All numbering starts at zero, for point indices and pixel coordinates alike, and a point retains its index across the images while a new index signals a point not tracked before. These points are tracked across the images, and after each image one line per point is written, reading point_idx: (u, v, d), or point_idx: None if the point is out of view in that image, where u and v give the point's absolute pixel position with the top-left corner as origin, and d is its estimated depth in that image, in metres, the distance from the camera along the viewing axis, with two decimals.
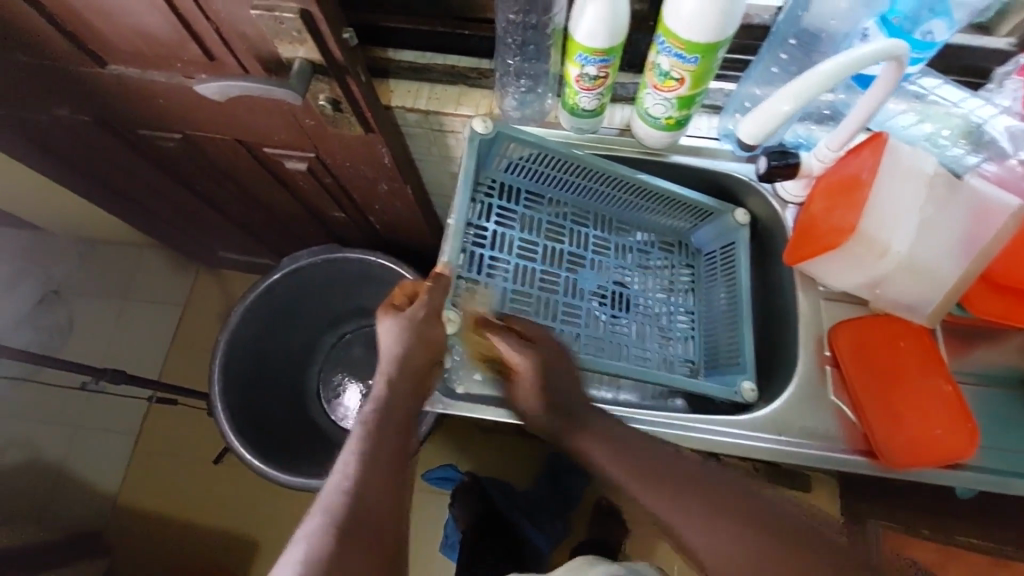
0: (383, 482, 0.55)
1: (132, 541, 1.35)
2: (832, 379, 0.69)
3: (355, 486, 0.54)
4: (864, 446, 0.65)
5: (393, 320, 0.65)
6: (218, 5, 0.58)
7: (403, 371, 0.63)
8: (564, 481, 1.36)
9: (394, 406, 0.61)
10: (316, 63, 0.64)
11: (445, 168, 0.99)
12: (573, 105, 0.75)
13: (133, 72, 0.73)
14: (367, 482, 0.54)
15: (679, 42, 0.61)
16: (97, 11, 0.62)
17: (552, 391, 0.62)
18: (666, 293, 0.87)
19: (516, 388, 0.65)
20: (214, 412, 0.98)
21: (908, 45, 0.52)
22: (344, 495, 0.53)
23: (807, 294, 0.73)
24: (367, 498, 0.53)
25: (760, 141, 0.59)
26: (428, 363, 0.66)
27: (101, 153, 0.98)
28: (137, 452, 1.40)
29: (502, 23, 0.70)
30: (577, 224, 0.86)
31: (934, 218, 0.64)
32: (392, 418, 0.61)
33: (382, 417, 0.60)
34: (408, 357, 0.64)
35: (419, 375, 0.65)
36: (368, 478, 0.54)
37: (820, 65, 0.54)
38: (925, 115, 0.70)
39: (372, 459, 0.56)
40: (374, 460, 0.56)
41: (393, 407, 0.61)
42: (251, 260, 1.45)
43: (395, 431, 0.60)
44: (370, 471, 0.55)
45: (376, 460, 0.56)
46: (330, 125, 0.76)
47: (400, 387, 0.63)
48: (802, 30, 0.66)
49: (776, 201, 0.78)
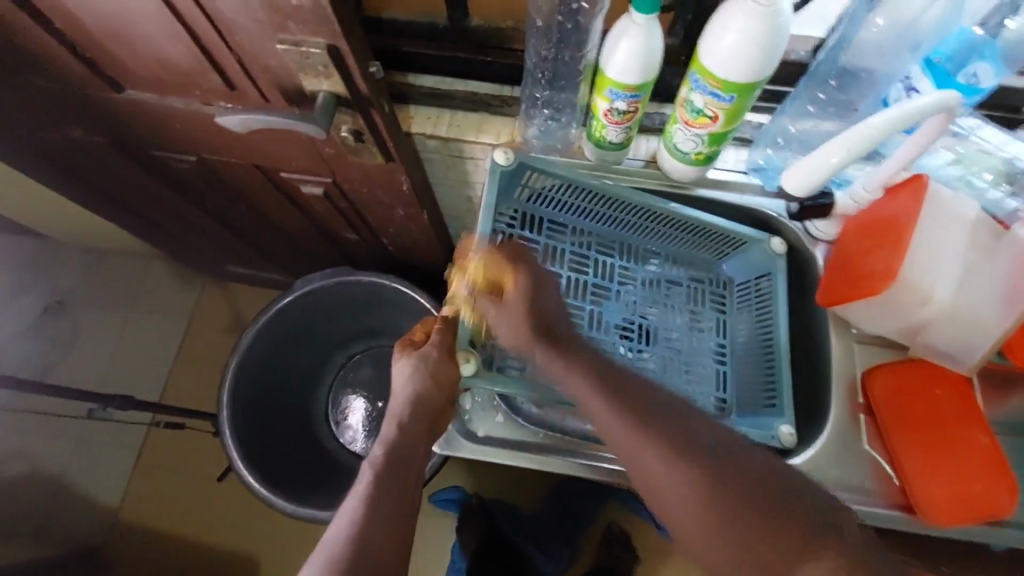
0: (394, 536, 0.53)
1: (129, 562, 1.32)
2: (866, 428, 0.67)
3: (359, 533, 0.52)
4: (901, 500, 0.63)
5: (407, 359, 0.66)
6: (242, 38, 0.56)
7: (415, 412, 0.63)
8: (575, 507, 1.31)
9: (404, 449, 0.60)
10: (341, 96, 0.62)
11: (462, 192, 0.97)
12: (600, 138, 0.73)
13: (150, 97, 0.71)
14: (374, 530, 0.52)
15: (715, 81, 0.59)
16: (118, 41, 0.61)
17: (538, 307, 0.62)
18: (692, 327, 0.84)
19: (499, 313, 0.64)
20: (222, 438, 0.95)
21: (960, 96, 0.52)
22: (349, 544, 0.51)
23: (840, 336, 0.70)
24: (372, 548, 0.51)
25: (813, 187, 0.61)
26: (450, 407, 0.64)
27: (113, 171, 0.96)
28: (140, 469, 1.37)
29: (533, 58, 0.68)
30: (602, 253, 0.85)
31: (972, 265, 0.63)
32: (401, 463, 0.59)
33: (394, 465, 0.58)
34: (425, 395, 0.63)
35: (432, 417, 0.64)
36: (375, 526, 0.53)
37: (871, 117, 0.54)
38: (963, 156, 0.67)
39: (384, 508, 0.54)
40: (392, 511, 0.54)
41: (401, 451, 0.60)
42: (258, 275, 1.43)
43: (404, 478, 0.58)
44: (375, 519, 0.53)
45: (381, 504, 0.54)
46: (351, 154, 0.74)
47: (413, 429, 0.62)
48: (841, 71, 0.65)
49: (807, 237, 0.76)
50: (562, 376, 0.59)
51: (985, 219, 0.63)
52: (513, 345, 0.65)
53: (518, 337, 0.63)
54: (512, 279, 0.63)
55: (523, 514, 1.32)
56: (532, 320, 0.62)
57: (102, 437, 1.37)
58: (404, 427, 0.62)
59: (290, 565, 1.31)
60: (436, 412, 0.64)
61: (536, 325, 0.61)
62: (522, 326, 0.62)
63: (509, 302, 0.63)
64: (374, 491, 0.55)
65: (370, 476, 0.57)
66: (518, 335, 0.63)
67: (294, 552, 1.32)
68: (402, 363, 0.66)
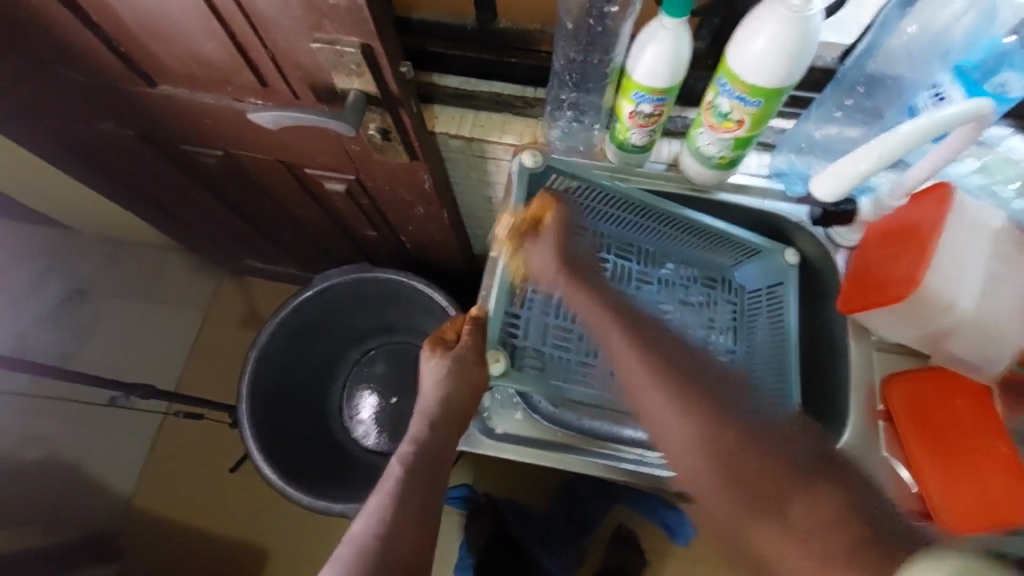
0: (416, 534, 0.55)
1: (144, 549, 1.34)
2: (885, 434, 0.67)
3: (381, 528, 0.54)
4: (918, 508, 0.63)
5: (439, 358, 0.66)
6: (278, 37, 0.57)
7: (438, 420, 0.64)
8: (582, 506, 1.31)
9: (430, 448, 0.62)
10: (371, 95, 0.63)
11: (481, 192, 0.98)
12: (623, 141, 0.74)
13: (182, 92, 0.73)
14: (396, 531, 0.54)
15: (743, 86, 0.60)
16: (157, 37, 0.62)
17: (567, 241, 0.68)
18: (707, 331, 0.84)
19: (535, 245, 0.69)
20: (241, 430, 0.98)
21: (992, 105, 0.51)
22: (374, 543, 0.53)
23: (860, 342, 0.70)
24: (395, 547, 0.54)
25: (839, 195, 0.59)
26: (470, 403, 0.65)
27: (140, 163, 0.98)
28: (155, 457, 1.39)
29: (560, 61, 0.69)
30: (620, 257, 0.85)
31: (999, 274, 0.62)
32: (428, 463, 0.61)
33: (423, 468, 0.60)
34: (452, 397, 0.65)
35: (460, 416, 0.66)
36: (399, 527, 0.55)
37: (900, 125, 0.53)
38: (987, 165, 0.67)
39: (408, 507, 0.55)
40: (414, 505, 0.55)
41: (429, 451, 0.62)
42: (275, 269, 1.44)
43: (431, 476, 0.60)
44: (398, 522, 0.55)
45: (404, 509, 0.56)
46: (376, 151, 0.75)
47: (438, 429, 0.64)
48: (869, 77, 0.65)
49: (829, 244, 0.75)
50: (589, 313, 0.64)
51: (1010, 229, 0.63)
52: (545, 278, 0.69)
53: (551, 264, 0.68)
54: (551, 213, 0.69)
55: (532, 513, 1.33)
56: (562, 252, 0.67)
57: (120, 425, 1.39)
58: (433, 426, 0.64)
59: (301, 558, 1.32)
60: (458, 410, 0.65)
61: (568, 258, 0.67)
62: (554, 257, 0.67)
63: (545, 236, 0.68)
64: (399, 492, 0.57)
65: (397, 475, 0.59)
66: (552, 265, 0.68)
67: (304, 546, 1.33)
68: (436, 359, 0.67)
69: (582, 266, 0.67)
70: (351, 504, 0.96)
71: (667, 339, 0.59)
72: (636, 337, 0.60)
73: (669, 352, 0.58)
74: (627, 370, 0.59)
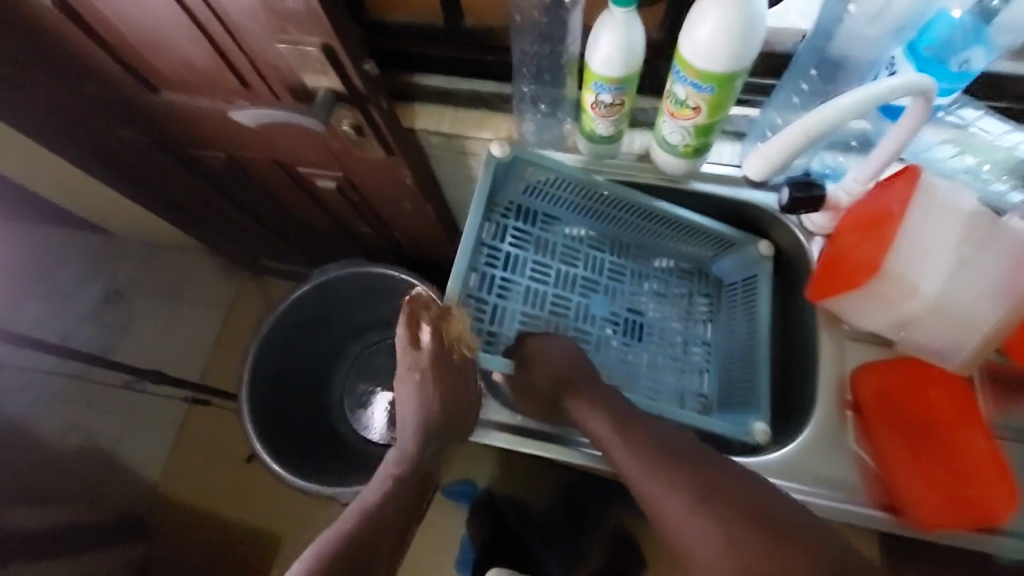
0: (395, 516, 0.64)
1: (165, 531, 1.41)
2: (853, 426, 0.65)
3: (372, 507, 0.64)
4: (884, 500, 0.61)
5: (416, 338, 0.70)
6: (249, 40, 0.62)
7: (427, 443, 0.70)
8: (582, 508, 1.27)
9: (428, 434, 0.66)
10: (339, 93, 0.68)
11: (467, 187, 1.01)
12: (591, 131, 0.75)
13: (177, 96, 0.79)
14: (371, 528, 0.61)
15: (693, 71, 0.60)
16: (149, 46, 0.69)
17: (605, 393, 0.66)
18: (682, 323, 0.85)
19: (546, 356, 0.70)
20: (240, 416, 1.02)
21: (935, 80, 0.51)
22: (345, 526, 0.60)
23: (831, 333, 0.69)
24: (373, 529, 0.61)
25: (774, 173, 0.57)
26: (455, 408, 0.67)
27: (154, 166, 1.06)
28: (176, 448, 1.45)
29: (518, 53, 0.72)
30: (594, 249, 0.86)
31: (968, 260, 0.60)
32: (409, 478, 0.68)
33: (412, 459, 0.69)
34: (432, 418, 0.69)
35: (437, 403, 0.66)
36: (381, 508, 0.64)
37: (841, 96, 0.52)
38: (966, 147, 0.65)
39: (382, 507, 0.64)
40: (382, 508, 0.64)
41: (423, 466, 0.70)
42: (290, 269, 1.52)
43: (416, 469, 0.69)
44: (381, 528, 0.62)
45: (381, 514, 0.63)
46: (355, 148, 0.79)
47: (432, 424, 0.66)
48: (824, 60, 0.65)
49: (801, 232, 0.75)
50: (637, 475, 0.58)
51: (984, 212, 0.60)
52: (591, 431, 0.64)
53: (591, 415, 0.64)
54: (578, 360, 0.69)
55: (529, 510, 1.28)
56: (606, 406, 0.64)
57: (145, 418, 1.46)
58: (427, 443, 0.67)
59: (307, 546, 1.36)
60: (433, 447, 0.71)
61: (607, 413, 0.64)
62: (605, 415, 0.63)
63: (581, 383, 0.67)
64: (380, 496, 0.65)
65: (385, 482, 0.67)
66: (594, 410, 0.65)
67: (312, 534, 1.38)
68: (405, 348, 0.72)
69: (621, 413, 0.64)
70: (338, 488, 0.98)
71: (736, 494, 0.54)
72: (691, 498, 0.54)
73: (726, 513, 0.53)
74: (677, 531, 0.54)
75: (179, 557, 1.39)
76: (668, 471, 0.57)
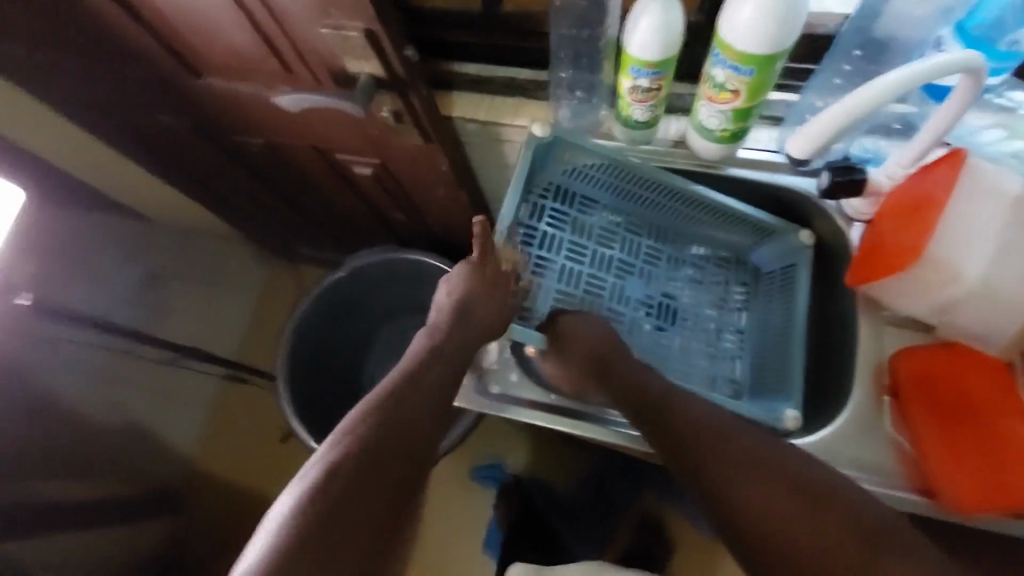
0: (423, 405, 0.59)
1: (202, 506, 1.47)
2: (890, 410, 0.65)
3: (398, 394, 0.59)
4: (920, 484, 0.62)
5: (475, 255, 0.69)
6: (296, 26, 0.64)
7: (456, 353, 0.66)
8: (608, 492, 1.28)
9: None
10: (380, 77, 0.69)
11: (500, 174, 1.02)
12: (627, 117, 0.75)
13: (223, 82, 0.82)
14: (396, 413, 0.56)
15: (734, 54, 0.60)
16: (199, 32, 0.71)
17: (640, 376, 0.67)
18: (717, 309, 0.86)
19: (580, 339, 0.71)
20: (278, 394, 1.06)
21: (985, 56, 0.50)
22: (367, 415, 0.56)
23: (870, 319, 0.69)
24: (397, 417, 0.56)
25: (815, 154, 0.57)
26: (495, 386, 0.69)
27: (198, 153, 1.10)
28: (215, 423, 1.52)
29: (556, 38, 0.73)
30: (631, 233, 0.86)
31: (1016, 244, 0.59)
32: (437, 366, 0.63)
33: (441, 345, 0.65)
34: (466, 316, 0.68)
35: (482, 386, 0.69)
36: (406, 399, 0.58)
37: (886, 74, 0.52)
38: (1015, 131, 0.64)
39: (408, 395, 0.59)
40: (405, 398, 0.58)
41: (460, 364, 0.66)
42: (322, 256, 1.56)
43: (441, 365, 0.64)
44: (405, 420, 0.56)
45: (408, 403, 0.58)
46: (393, 134, 0.81)
47: None
48: (868, 41, 0.64)
49: (841, 218, 0.75)
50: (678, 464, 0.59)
51: None
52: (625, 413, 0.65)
53: (626, 397, 0.65)
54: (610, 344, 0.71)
55: (555, 495, 1.29)
56: (641, 388, 0.65)
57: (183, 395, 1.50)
58: None
59: None
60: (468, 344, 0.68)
61: (642, 397, 0.64)
62: (639, 397, 0.64)
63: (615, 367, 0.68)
64: (405, 386, 0.59)
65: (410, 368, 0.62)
66: (630, 391, 0.65)
67: None
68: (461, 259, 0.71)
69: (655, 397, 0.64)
70: None
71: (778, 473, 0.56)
72: (737, 482, 0.56)
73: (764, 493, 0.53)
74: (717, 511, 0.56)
75: (217, 529, 1.45)
76: (705, 453, 0.58)
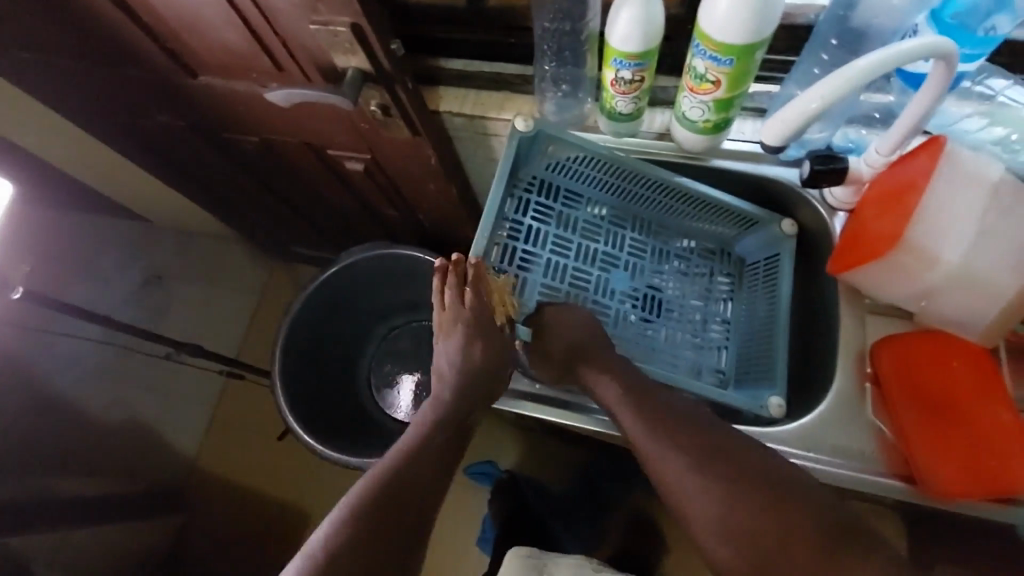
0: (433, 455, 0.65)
1: (202, 503, 1.48)
2: (871, 398, 0.65)
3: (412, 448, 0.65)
4: (902, 470, 0.61)
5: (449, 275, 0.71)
6: (283, 21, 0.66)
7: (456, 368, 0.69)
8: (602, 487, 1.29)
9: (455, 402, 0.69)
10: (367, 72, 0.70)
11: (490, 169, 1.03)
12: (611, 109, 0.76)
13: (215, 80, 0.83)
14: (409, 467, 0.62)
15: (713, 45, 0.61)
16: (190, 30, 0.73)
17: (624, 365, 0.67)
18: (702, 301, 0.86)
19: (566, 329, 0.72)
20: (274, 387, 1.07)
21: (957, 44, 0.51)
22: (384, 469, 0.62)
23: (851, 308, 0.69)
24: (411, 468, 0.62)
25: (791, 140, 0.57)
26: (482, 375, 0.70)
27: (193, 152, 1.11)
28: (216, 421, 1.53)
29: (538, 31, 0.74)
30: (615, 225, 0.87)
31: (994, 228, 0.59)
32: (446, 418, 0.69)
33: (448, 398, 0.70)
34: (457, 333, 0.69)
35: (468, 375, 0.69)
36: (419, 450, 0.64)
37: (861, 61, 0.52)
38: (995, 117, 0.64)
39: (418, 451, 0.64)
40: (418, 452, 0.64)
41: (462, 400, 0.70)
42: (317, 255, 1.58)
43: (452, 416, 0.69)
44: (418, 469, 0.63)
45: (421, 456, 0.64)
46: (383, 129, 0.82)
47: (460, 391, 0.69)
48: (845, 30, 0.65)
49: (823, 206, 0.76)
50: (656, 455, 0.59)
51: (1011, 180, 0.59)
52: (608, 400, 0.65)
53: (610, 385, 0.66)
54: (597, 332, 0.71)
55: (550, 491, 1.30)
56: (625, 376, 0.65)
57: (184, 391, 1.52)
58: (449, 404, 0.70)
59: None
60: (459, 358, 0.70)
61: (626, 385, 0.64)
62: (622, 385, 0.64)
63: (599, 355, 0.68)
64: (418, 442, 0.65)
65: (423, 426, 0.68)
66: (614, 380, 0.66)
67: None
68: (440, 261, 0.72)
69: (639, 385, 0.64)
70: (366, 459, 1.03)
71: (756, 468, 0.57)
72: (715, 475, 0.56)
73: None
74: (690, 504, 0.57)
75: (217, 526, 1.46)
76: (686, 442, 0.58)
